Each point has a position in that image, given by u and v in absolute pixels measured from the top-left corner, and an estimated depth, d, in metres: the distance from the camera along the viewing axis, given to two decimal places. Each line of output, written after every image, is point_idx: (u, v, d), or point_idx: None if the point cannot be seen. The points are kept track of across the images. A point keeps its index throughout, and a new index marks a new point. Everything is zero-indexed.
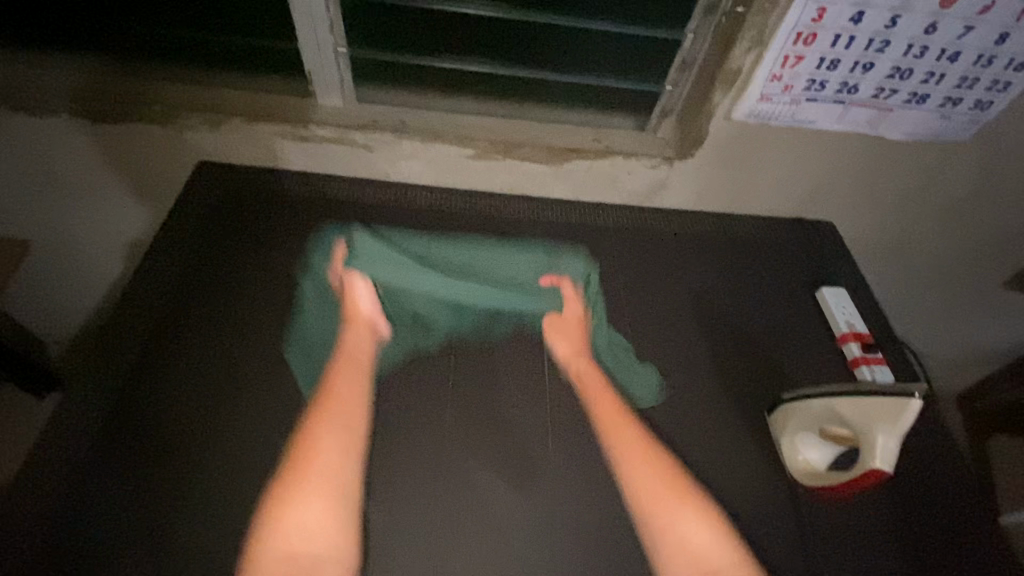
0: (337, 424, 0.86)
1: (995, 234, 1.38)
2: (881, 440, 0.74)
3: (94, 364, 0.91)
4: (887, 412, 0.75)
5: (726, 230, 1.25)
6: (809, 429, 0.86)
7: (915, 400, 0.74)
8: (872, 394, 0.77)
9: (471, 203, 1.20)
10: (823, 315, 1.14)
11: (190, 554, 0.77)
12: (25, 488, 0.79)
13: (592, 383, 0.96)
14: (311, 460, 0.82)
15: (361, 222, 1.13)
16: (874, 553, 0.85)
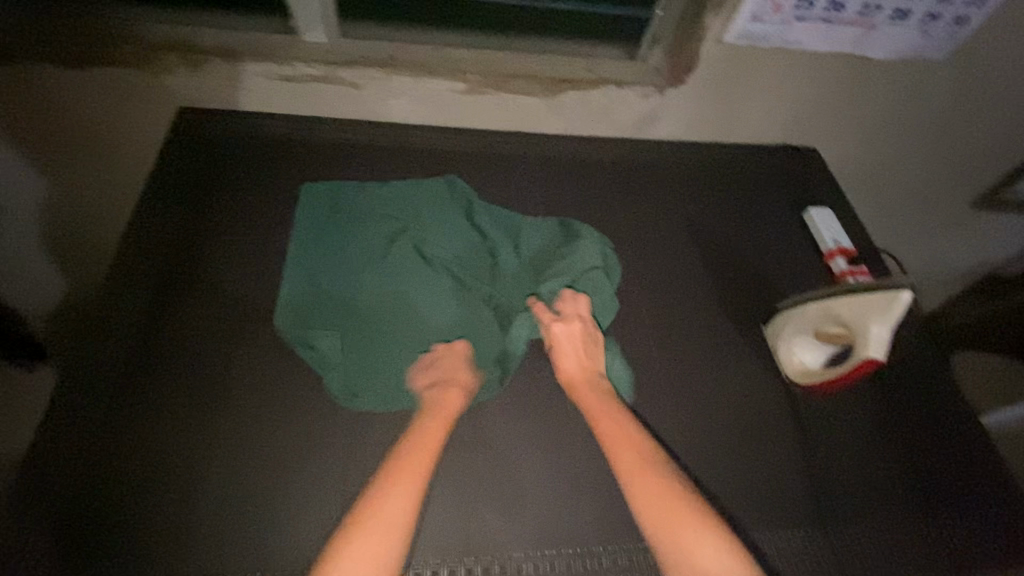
0: (418, 464, 0.77)
1: (964, 152, 1.45)
2: (873, 332, 0.80)
3: (95, 321, 0.88)
4: (878, 306, 0.80)
5: (716, 159, 1.28)
6: (806, 332, 0.91)
7: (906, 292, 0.79)
8: (865, 292, 0.82)
9: (466, 139, 1.18)
10: (809, 234, 1.19)
11: (225, 483, 0.78)
12: (44, 451, 0.77)
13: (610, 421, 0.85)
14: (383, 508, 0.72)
15: (357, 162, 1.11)
16: (863, 442, 0.93)
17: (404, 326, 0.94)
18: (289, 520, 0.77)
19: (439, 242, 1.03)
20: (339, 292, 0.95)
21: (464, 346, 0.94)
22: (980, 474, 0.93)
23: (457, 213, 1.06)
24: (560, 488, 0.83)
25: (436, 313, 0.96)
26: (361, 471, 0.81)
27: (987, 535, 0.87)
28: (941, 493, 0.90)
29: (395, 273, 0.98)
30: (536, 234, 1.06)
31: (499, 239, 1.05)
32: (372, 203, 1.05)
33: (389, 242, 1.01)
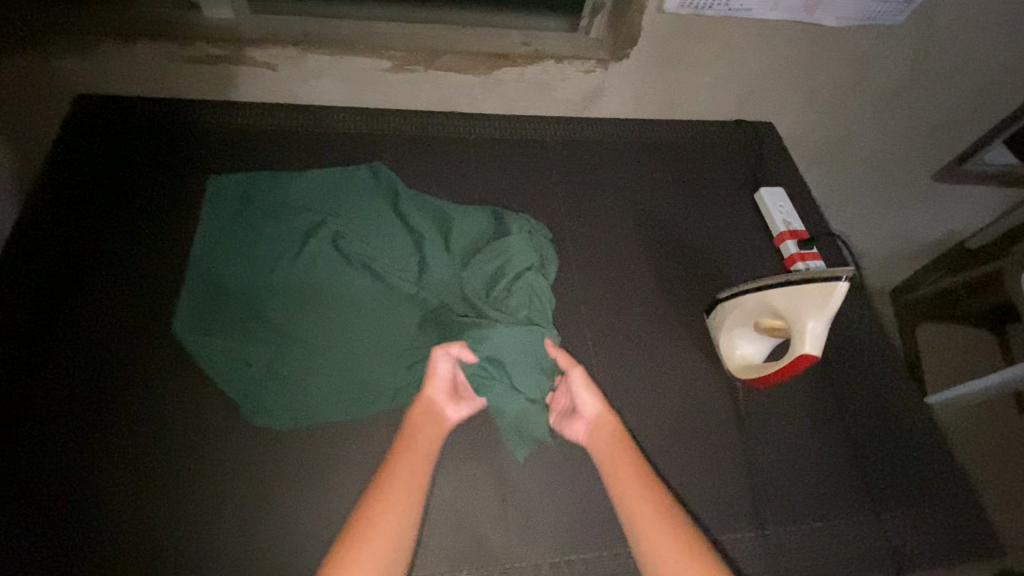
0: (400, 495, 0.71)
1: (924, 123, 1.40)
2: (809, 326, 0.76)
3: None
4: (814, 298, 0.76)
5: (666, 138, 1.21)
6: (745, 324, 0.86)
7: (841, 283, 0.75)
8: (801, 283, 0.77)
9: (395, 122, 1.09)
10: (761, 216, 1.14)
11: (128, 515, 0.73)
12: None
13: (620, 453, 0.80)
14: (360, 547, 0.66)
15: (274, 151, 1.01)
16: (809, 437, 0.90)
17: (320, 330, 0.87)
18: (201, 550, 0.72)
19: (361, 237, 0.95)
20: (250, 295, 0.88)
21: (387, 351, 0.88)
22: (927, 464, 0.91)
23: (383, 204, 0.99)
24: (491, 500, 0.79)
25: (355, 316, 0.89)
26: (278, 491, 0.77)
27: (929, 525, 0.86)
28: (887, 486, 0.88)
29: (312, 273, 0.91)
30: (468, 225, 0.99)
31: (427, 232, 0.97)
32: (289, 198, 0.97)
33: (305, 238, 0.94)
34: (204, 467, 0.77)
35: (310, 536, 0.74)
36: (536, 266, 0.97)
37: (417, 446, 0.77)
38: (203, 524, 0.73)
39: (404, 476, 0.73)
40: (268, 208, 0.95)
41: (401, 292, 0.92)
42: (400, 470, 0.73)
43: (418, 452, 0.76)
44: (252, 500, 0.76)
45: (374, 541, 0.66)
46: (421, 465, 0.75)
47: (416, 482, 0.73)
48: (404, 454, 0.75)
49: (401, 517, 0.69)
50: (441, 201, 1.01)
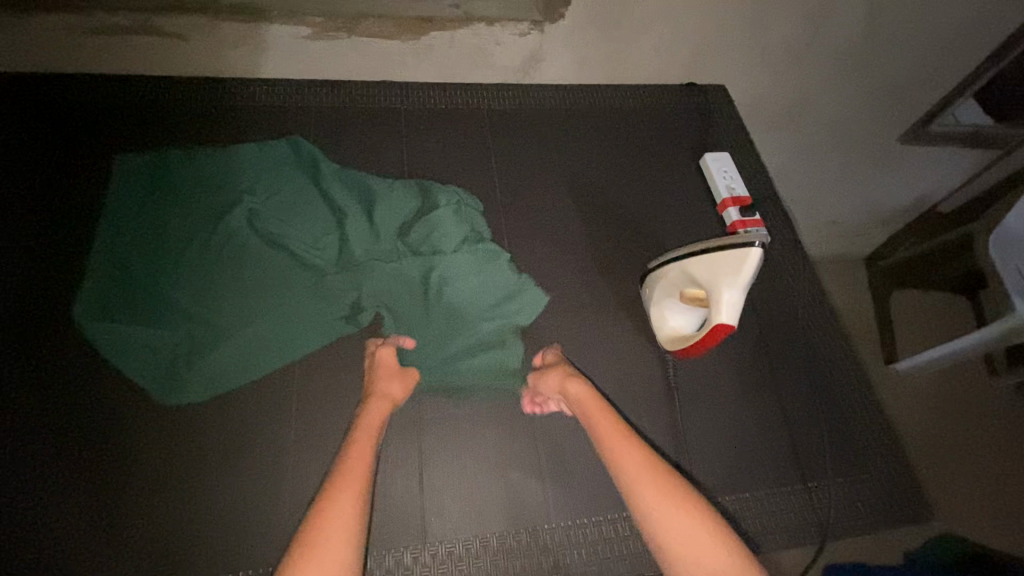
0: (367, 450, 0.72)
1: (883, 83, 1.36)
2: (725, 297, 0.75)
3: None
4: (727, 267, 0.75)
5: (610, 106, 1.16)
6: (671, 295, 0.84)
7: (752, 249, 0.74)
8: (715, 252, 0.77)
9: (322, 95, 1.03)
10: (705, 183, 1.10)
11: (32, 508, 0.71)
12: None
13: (608, 426, 0.76)
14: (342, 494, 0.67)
15: (188, 128, 0.97)
16: (742, 409, 0.88)
17: (228, 312, 0.84)
18: (106, 542, 0.71)
19: (279, 214, 0.92)
20: (159, 279, 0.85)
21: (297, 332, 0.84)
22: (861, 434, 0.89)
23: (305, 181, 0.95)
24: (409, 481, 0.77)
25: (268, 297, 0.86)
26: (188, 480, 0.75)
27: (857, 496, 0.85)
28: (820, 457, 0.86)
29: (223, 253, 0.88)
30: (394, 199, 0.95)
31: (350, 208, 0.93)
32: (203, 176, 0.93)
33: (218, 218, 0.90)
34: (110, 458, 0.75)
35: (221, 523, 0.73)
36: (466, 237, 0.93)
37: (358, 460, 0.71)
38: (108, 515, 0.72)
39: (347, 497, 0.67)
40: (179, 188, 0.92)
41: (316, 269, 0.88)
42: (330, 501, 0.66)
43: (353, 475, 0.69)
44: (161, 489, 0.74)
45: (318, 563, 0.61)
46: (355, 493, 0.67)
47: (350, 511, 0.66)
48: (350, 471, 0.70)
49: (343, 539, 0.63)
50: (365, 176, 0.97)
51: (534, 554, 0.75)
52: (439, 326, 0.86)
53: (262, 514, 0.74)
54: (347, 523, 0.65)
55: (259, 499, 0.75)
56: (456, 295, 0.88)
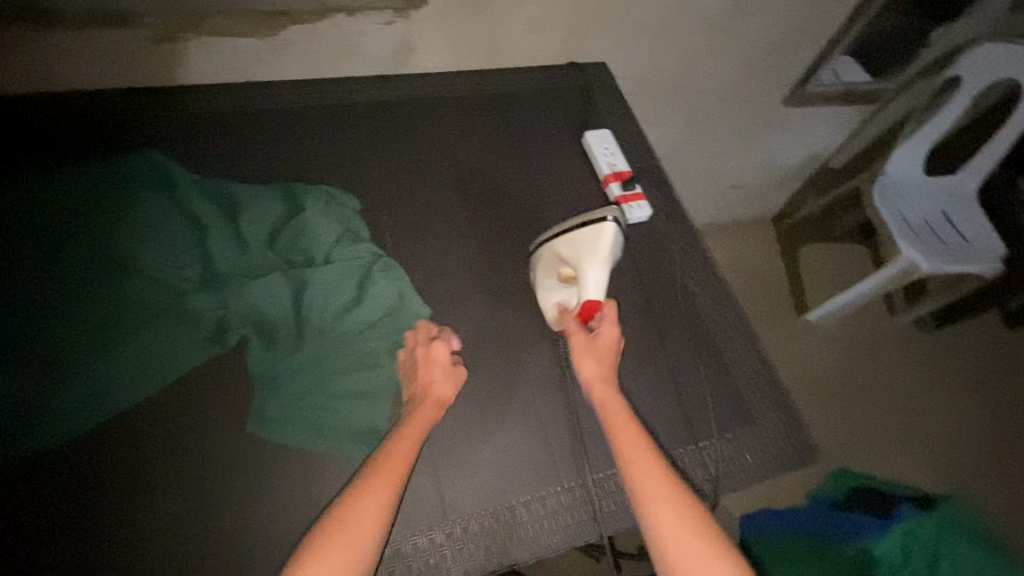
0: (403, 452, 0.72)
1: (757, 50, 1.41)
2: (591, 274, 0.83)
3: None
4: (590, 246, 0.83)
5: (490, 91, 1.15)
6: (547, 276, 0.89)
7: (608, 227, 0.83)
8: (580, 231, 0.84)
9: (172, 102, 0.96)
10: (588, 160, 1.11)
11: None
12: None
13: (620, 416, 0.78)
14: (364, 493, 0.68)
15: (18, 151, 0.88)
16: (635, 379, 0.90)
17: (81, 346, 0.78)
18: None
19: (132, 236, 0.85)
20: (0, 320, 0.78)
21: (157, 359, 0.78)
22: (749, 387, 0.94)
23: (158, 197, 0.88)
24: (297, 501, 0.74)
25: (125, 324, 0.80)
26: (44, 539, 0.69)
27: (746, 448, 0.89)
28: (713, 415, 0.90)
29: (72, 286, 0.81)
30: (260, 206, 0.89)
31: (211, 219, 0.88)
32: (41, 204, 0.86)
33: (64, 247, 0.84)
34: None
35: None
36: (343, 237, 0.90)
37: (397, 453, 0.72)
38: None
39: (373, 493, 0.68)
40: (16, 219, 0.84)
41: (177, 287, 0.82)
42: (365, 494, 0.67)
43: (393, 467, 0.70)
44: (12, 555, 0.67)
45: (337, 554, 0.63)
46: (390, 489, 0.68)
47: (382, 506, 0.67)
48: (385, 463, 0.71)
49: (364, 534, 0.65)
50: (229, 183, 0.91)
51: (434, 553, 0.74)
52: (318, 330, 0.83)
53: (132, 560, 0.69)
54: (381, 507, 0.67)
55: (134, 542, 0.70)
56: (335, 297, 0.85)
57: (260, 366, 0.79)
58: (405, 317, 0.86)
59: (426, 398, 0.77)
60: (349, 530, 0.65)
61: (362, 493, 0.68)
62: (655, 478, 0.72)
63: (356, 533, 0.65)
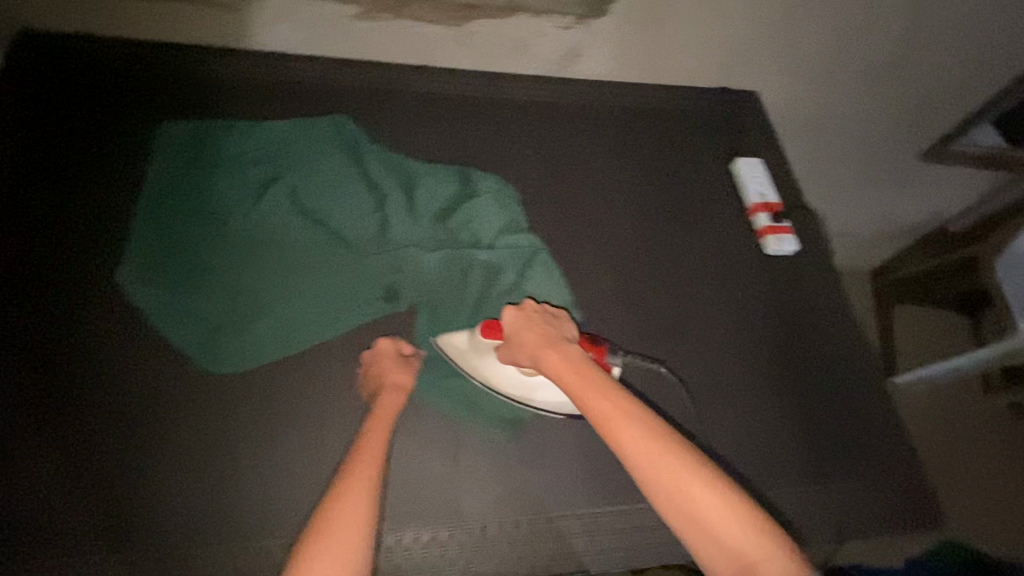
0: (374, 446, 0.69)
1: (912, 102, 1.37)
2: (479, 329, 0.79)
3: None
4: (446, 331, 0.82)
5: (645, 106, 1.18)
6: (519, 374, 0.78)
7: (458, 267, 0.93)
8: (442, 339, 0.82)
9: (365, 78, 1.05)
10: (734, 187, 1.12)
11: (57, 481, 0.71)
12: None
13: (576, 379, 0.68)
14: (346, 484, 0.64)
15: (233, 102, 0.98)
16: (762, 409, 0.91)
17: (265, 283, 0.84)
18: (137, 518, 0.71)
19: (320, 192, 0.92)
20: (201, 246, 0.85)
21: (336, 309, 0.84)
22: (875, 440, 0.93)
23: (345, 160, 0.95)
24: (443, 465, 0.78)
25: (305, 270, 0.86)
26: (224, 451, 0.75)
27: (868, 500, 0.88)
28: (836, 459, 0.90)
29: (260, 225, 0.88)
30: (435, 185, 0.95)
31: (389, 188, 0.94)
32: (244, 147, 0.93)
33: (260, 190, 0.90)
34: (141, 428, 0.74)
35: (252, 500, 0.73)
36: (505, 225, 0.94)
37: (370, 445, 0.69)
38: (144, 488, 0.72)
39: (358, 478, 0.64)
40: (223, 157, 0.92)
41: (356, 246, 0.88)
42: (350, 485, 0.64)
43: (370, 459, 0.67)
44: (198, 460, 0.74)
45: (336, 547, 0.58)
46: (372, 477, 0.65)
47: (369, 490, 0.64)
48: (361, 454, 0.68)
49: (358, 527, 0.60)
50: (406, 159, 0.98)
51: (563, 538, 0.77)
52: (477, 308, 0.87)
53: (293, 490, 0.75)
54: (370, 489, 0.64)
55: (298, 472, 0.75)
56: (495, 280, 0.90)
57: (425, 332, 0.85)
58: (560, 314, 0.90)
59: (385, 386, 0.76)
60: (336, 526, 0.60)
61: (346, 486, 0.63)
62: (606, 400, 0.66)
63: (351, 526, 0.60)
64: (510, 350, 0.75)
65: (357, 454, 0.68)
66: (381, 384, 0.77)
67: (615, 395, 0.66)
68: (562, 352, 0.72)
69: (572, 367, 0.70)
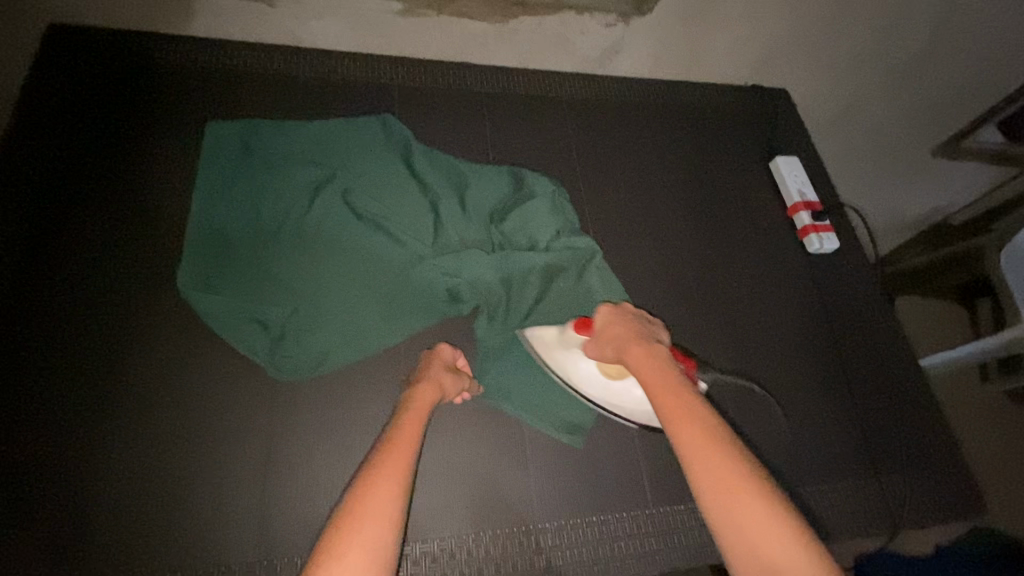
0: (406, 434, 0.64)
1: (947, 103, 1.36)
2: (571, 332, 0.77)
3: None
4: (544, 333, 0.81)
5: (683, 103, 1.18)
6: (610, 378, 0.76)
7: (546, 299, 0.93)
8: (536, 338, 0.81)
9: (409, 74, 1.03)
10: (774, 185, 1.13)
11: (127, 495, 0.69)
12: None
13: (658, 373, 0.64)
14: (377, 467, 0.59)
15: (277, 99, 0.96)
16: (814, 408, 0.93)
17: (327, 287, 0.83)
18: (209, 531, 0.69)
19: (377, 194, 0.91)
20: (260, 250, 0.83)
21: (400, 313, 0.83)
22: (919, 433, 0.96)
23: (398, 162, 0.94)
24: (516, 469, 0.77)
25: (368, 274, 0.85)
26: (294, 460, 0.74)
27: (918, 491, 0.91)
28: (884, 454, 0.93)
29: (319, 229, 0.86)
30: (489, 186, 0.95)
31: (444, 191, 0.93)
32: (295, 148, 0.91)
33: (315, 193, 0.89)
34: (211, 439, 0.73)
35: (326, 509, 0.72)
36: (562, 227, 0.95)
37: (404, 432, 0.65)
38: (215, 501, 0.70)
39: (391, 463, 0.60)
40: (275, 159, 0.90)
41: (417, 249, 0.88)
42: (382, 467, 0.59)
43: (404, 444, 0.63)
44: (269, 471, 0.73)
45: (362, 531, 0.52)
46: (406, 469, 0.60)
47: (399, 473, 0.59)
48: (393, 440, 0.63)
49: (387, 513, 0.54)
50: (459, 160, 0.97)
51: (640, 540, 0.77)
52: (540, 310, 0.88)
53: None
54: (403, 471, 0.59)
55: None
56: (556, 283, 0.90)
57: (492, 337, 0.84)
58: (623, 317, 0.91)
59: (429, 379, 0.73)
60: (366, 506, 0.55)
61: (375, 470, 0.59)
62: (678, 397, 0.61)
63: (381, 508, 0.55)
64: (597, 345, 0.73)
65: (389, 442, 0.63)
66: (425, 375, 0.74)
67: (692, 399, 0.60)
68: (646, 346, 0.68)
69: (654, 363, 0.65)
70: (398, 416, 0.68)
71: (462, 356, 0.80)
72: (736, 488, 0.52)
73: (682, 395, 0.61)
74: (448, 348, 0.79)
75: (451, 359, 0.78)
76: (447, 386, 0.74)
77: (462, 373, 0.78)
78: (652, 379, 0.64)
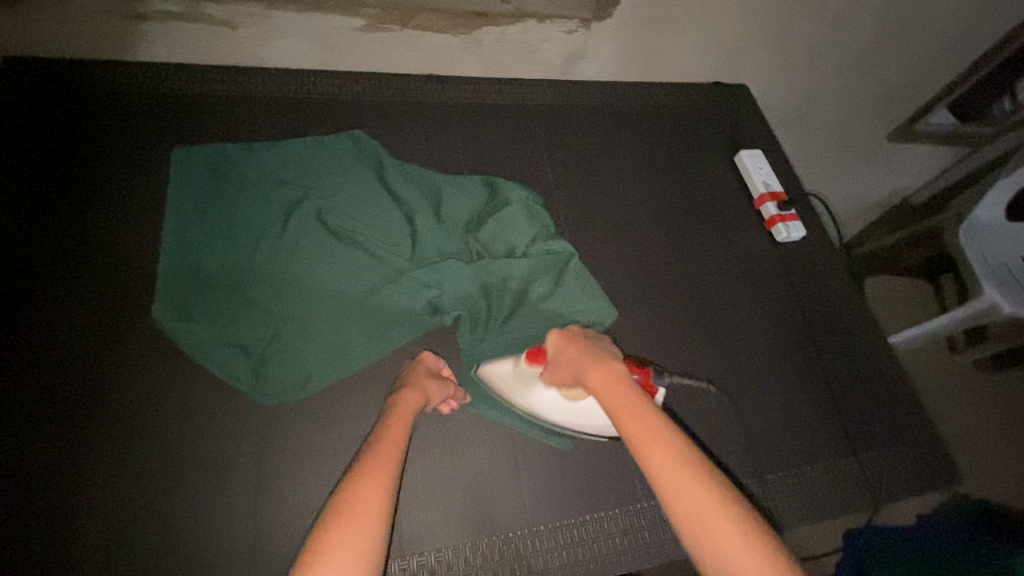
0: (391, 439, 0.65)
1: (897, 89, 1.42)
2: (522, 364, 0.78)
3: None
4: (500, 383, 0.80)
5: (648, 104, 1.20)
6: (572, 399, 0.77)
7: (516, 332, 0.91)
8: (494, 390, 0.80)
9: (376, 89, 1.03)
10: (740, 178, 1.17)
11: (114, 533, 0.67)
12: None
13: (614, 394, 0.65)
14: (362, 472, 0.59)
15: (245, 121, 0.95)
16: (792, 392, 0.96)
17: (306, 308, 0.82)
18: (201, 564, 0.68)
19: (351, 211, 0.91)
20: (235, 275, 0.82)
21: (381, 329, 0.83)
22: (892, 409, 1.00)
23: (371, 178, 0.94)
24: (507, 476, 0.78)
25: (346, 291, 0.85)
26: (284, 485, 0.73)
27: (895, 466, 0.95)
28: (862, 432, 0.96)
29: (295, 249, 0.86)
30: (463, 197, 0.96)
31: (419, 204, 0.94)
32: (266, 169, 0.91)
33: (289, 214, 0.88)
34: (197, 469, 0.72)
35: None
36: (538, 233, 0.96)
37: (388, 438, 0.65)
38: (205, 532, 0.69)
39: (376, 469, 0.60)
40: (245, 182, 0.89)
41: (395, 264, 0.88)
42: (368, 473, 0.59)
43: (388, 449, 0.63)
44: (259, 498, 0.72)
45: (349, 538, 0.52)
46: (391, 470, 0.60)
47: (385, 478, 0.59)
48: (378, 445, 0.63)
49: (371, 519, 0.55)
50: (431, 172, 0.97)
51: (633, 536, 0.78)
52: (521, 316, 0.89)
53: None
54: (388, 475, 0.60)
55: None
56: (535, 288, 0.91)
57: (474, 347, 0.85)
58: (603, 318, 0.92)
59: (410, 387, 0.74)
60: (352, 513, 0.54)
61: (360, 476, 0.59)
62: (634, 418, 0.61)
63: (367, 516, 0.55)
64: (555, 373, 0.73)
65: (374, 447, 0.63)
66: (407, 384, 0.74)
67: (648, 419, 0.61)
68: (600, 364, 0.69)
69: (610, 383, 0.66)
70: (381, 422, 0.68)
71: (444, 363, 0.81)
72: (702, 501, 0.53)
73: (638, 415, 0.61)
74: (428, 357, 0.79)
75: (432, 367, 0.79)
76: (430, 393, 0.75)
77: (444, 379, 0.78)
78: (608, 399, 0.65)
